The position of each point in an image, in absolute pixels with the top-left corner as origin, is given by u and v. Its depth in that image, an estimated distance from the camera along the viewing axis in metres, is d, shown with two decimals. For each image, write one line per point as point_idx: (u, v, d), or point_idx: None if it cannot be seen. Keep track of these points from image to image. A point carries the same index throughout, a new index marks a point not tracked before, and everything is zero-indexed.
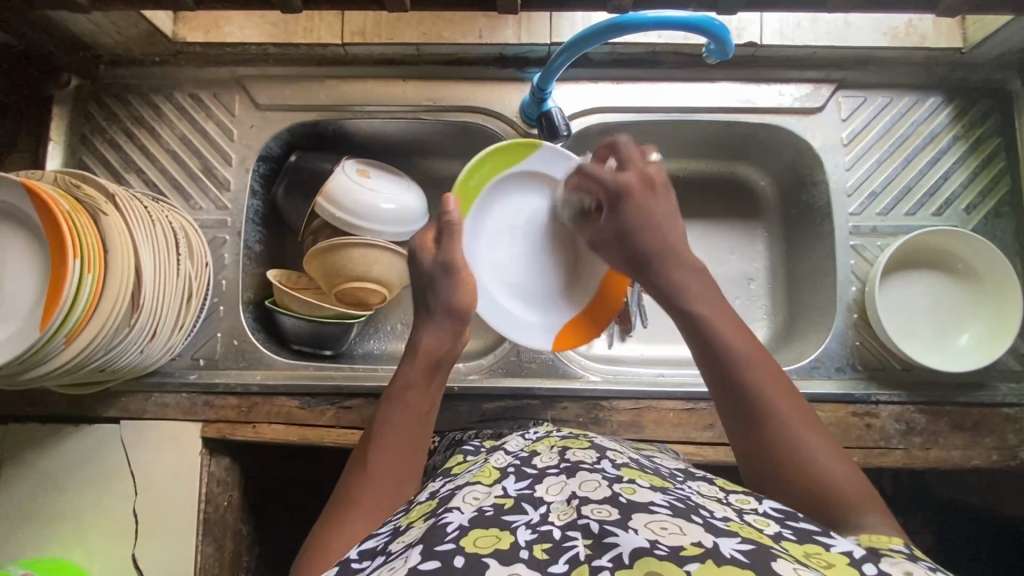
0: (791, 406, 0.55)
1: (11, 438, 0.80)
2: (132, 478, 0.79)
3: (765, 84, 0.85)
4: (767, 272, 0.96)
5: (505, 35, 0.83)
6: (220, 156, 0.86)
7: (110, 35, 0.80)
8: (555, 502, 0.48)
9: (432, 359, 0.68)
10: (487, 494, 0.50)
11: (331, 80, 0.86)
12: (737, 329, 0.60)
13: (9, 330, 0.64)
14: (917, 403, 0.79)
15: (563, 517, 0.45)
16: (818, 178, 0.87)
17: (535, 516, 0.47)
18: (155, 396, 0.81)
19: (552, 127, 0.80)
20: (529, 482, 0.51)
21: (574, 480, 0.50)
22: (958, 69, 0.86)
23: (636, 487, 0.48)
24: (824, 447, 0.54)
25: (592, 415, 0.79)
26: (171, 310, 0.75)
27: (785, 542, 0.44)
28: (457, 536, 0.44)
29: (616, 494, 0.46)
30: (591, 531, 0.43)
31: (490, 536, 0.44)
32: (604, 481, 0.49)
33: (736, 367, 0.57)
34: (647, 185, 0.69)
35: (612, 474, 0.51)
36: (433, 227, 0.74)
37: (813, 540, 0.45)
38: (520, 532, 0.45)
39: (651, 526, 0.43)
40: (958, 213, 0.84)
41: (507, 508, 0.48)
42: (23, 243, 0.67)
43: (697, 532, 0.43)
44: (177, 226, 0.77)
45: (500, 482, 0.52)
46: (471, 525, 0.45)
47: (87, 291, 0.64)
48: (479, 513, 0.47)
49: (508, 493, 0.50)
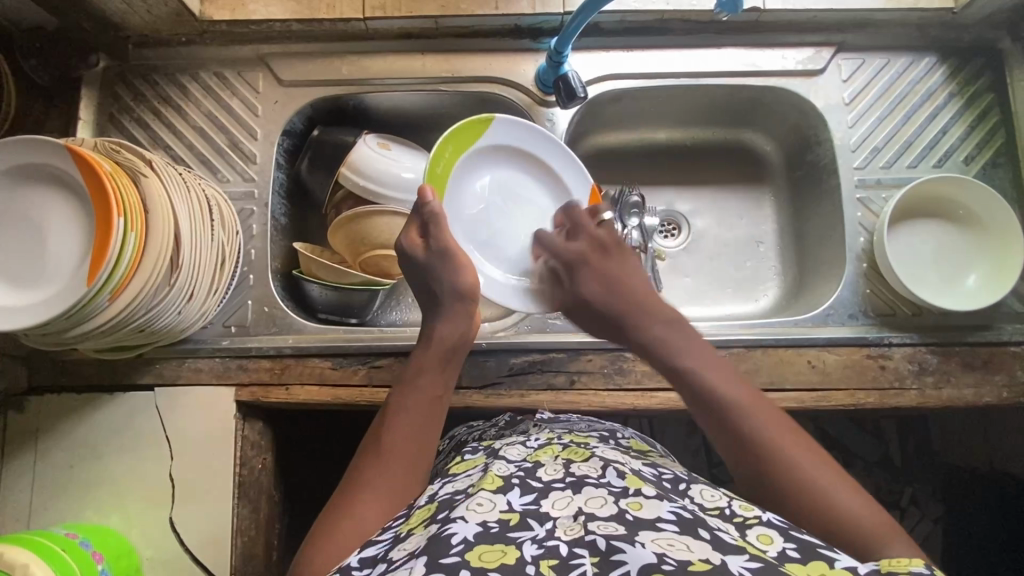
0: (797, 449, 0.58)
1: (46, 409, 0.82)
2: (168, 443, 0.81)
3: (769, 49, 0.89)
4: (776, 233, 0.99)
5: (520, 6, 0.86)
6: (246, 131, 0.89)
7: (140, 15, 0.83)
8: (562, 517, 0.51)
9: (446, 349, 0.71)
10: (493, 505, 0.53)
11: (352, 56, 0.90)
12: (727, 378, 0.64)
13: (53, 287, 0.66)
14: (928, 344, 0.82)
15: (569, 534, 0.49)
16: (822, 138, 0.91)
17: (540, 532, 0.50)
18: (188, 362, 0.83)
19: (569, 89, 0.82)
20: (534, 497, 0.54)
21: (580, 496, 0.53)
22: (950, 30, 0.90)
23: (642, 500, 0.52)
24: (845, 486, 0.56)
25: (616, 365, 0.82)
26: (207, 273, 0.77)
27: (788, 564, 0.47)
28: (462, 549, 0.47)
29: (623, 512, 0.51)
30: (599, 548, 0.46)
31: (496, 551, 0.47)
32: (609, 497, 0.53)
33: (732, 417, 0.61)
34: (600, 249, 0.77)
35: (618, 488, 0.55)
36: (415, 223, 0.75)
37: (816, 553, 0.49)
38: (526, 546, 0.48)
39: (659, 541, 0.47)
40: (957, 165, 0.88)
41: (512, 524, 0.51)
42: (66, 206, 0.69)
43: (705, 548, 0.46)
44: (209, 194, 0.80)
45: (504, 493, 0.55)
46: (477, 540, 0.48)
47: (131, 249, 0.65)
48: (485, 529, 0.50)
49: (514, 508, 0.53)
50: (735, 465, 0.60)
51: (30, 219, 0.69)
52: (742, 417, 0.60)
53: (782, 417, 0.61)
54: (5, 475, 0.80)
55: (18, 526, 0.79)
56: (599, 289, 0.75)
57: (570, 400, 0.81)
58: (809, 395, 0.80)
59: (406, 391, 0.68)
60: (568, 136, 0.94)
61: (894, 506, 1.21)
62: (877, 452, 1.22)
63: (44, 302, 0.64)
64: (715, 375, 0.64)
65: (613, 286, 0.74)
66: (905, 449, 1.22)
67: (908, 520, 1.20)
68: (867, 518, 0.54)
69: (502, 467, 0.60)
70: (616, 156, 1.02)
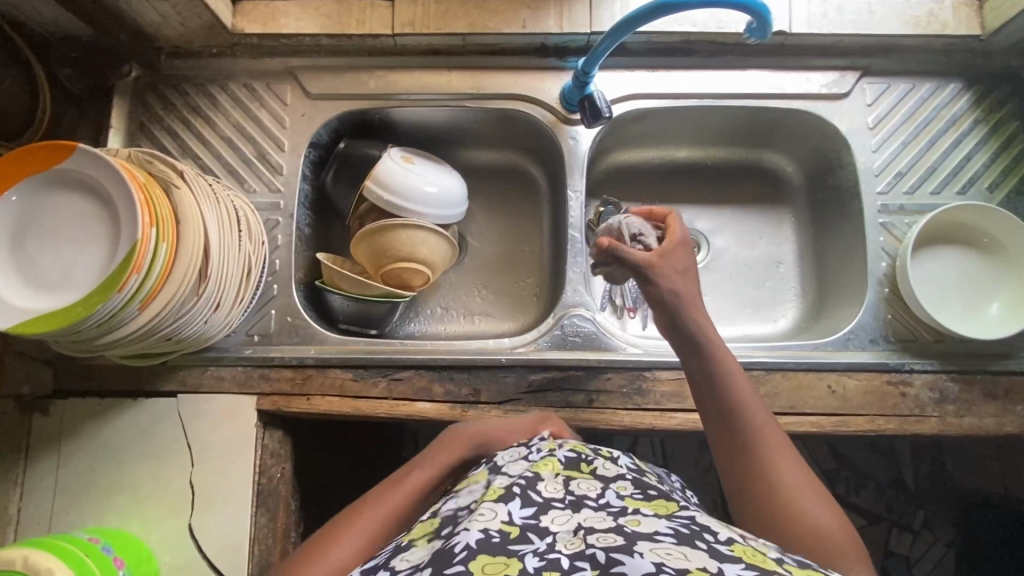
0: (794, 476, 0.61)
1: (69, 413, 0.83)
2: (188, 451, 0.82)
3: (793, 72, 0.89)
4: (796, 254, 0.99)
5: (548, 24, 0.87)
6: (273, 142, 0.90)
7: (174, 26, 0.84)
8: (562, 531, 0.51)
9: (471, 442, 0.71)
10: (493, 518, 0.52)
11: (380, 71, 0.91)
12: (753, 397, 0.67)
13: (72, 293, 0.66)
14: (950, 372, 0.82)
15: (570, 547, 0.48)
16: (845, 161, 0.91)
17: (541, 546, 0.49)
18: (211, 370, 0.84)
19: (594, 109, 0.82)
20: (534, 510, 0.53)
21: (580, 513, 0.53)
22: (975, 57, 0.90)
23: (642, 517, 0.53)
24: (808, 488, 0.60)
25: (635, 385, 0.82)
26: (233, 284, 0.78)
27: (788, 567, 0.48)
28: (466, 559, 0.47)
29: (621, 525, 0.51)
30: (599, 561, 0.46)
31: (499, 563, 0.47)
32: (608, 515, 0.53)
33: (748, 433, 0.64)
34: (681, 243, 0.75)
35: (617, 508, 0.55)
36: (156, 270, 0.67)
37: (811, 567, 0.50)
38: (528, 559, 0.47)
39: (658, 551, 0.46)
40: (981, 192, 0.88)
41: (512, 537, 0.50)
42: (83, 212, 0.69)
43: (701, 556, 0.46)
44: (239, 207, 0.81)
45: (505, 504, 0.53)
46: (479, 549, 0.48)
47: (161, 261, 0.67)
48: (486, 538, 0.49)
49: (515, 520, 0.51)
50: (732, 474, 0.63)
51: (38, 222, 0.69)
52: (751, 428, 0.64)
53: (789, 448, 0.64)
54: (28, 478, 0.81)
55: (39, 529, 0.80)
56: (681, 281, 0.71)
57: (589, 419, 0.81)
58: (829, 420, 0.80)
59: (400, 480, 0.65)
60: (592, 153, 0.95)
61: (905, 529, 1.20)
62: (890, 474, 1.21)
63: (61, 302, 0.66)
64: (730, 365, 0.68)
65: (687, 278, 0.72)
66: (919, 473, 1.21)
67: (919, 542, 1.19)
68: (825, 523, 0.58)
69: (503, 480, 0.58)
70: (638, 174, 1.02)
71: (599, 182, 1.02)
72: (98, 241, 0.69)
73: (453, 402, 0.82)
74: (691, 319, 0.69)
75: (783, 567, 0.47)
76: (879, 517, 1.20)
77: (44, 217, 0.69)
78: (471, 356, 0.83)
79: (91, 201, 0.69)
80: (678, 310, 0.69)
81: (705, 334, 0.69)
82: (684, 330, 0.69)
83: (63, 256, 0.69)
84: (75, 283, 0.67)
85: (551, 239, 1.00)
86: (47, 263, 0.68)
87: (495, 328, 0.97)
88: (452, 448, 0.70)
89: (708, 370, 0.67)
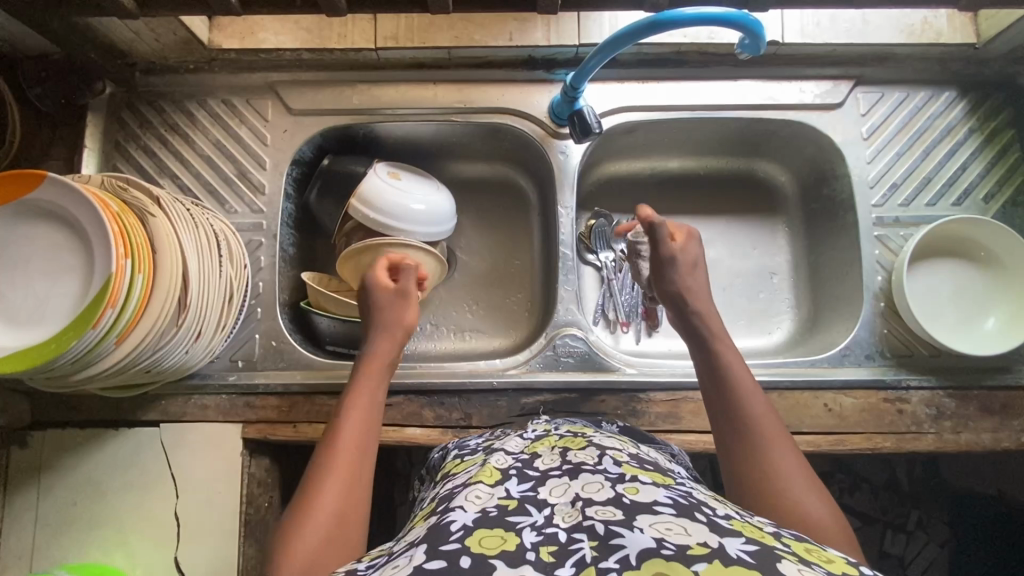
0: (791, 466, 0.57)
1: (48, 445, 0.80)
2: (172, 481, 0.79)
3: (786, 82, 0.88)
4: (790, 264, 0.98)
5: (535, 37, 0.85)
6: (254, 160, 0.87)
7: (147, 43, 0.81)
8: (560, 504, 0.49)
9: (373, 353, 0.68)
10: (490, 494, 0.52)
11: (363, 84, 0.88)
12: (753, 388, 0.63)
13: (41, 328, 0.64)
14: (946, 388, 0.81)
15: (568, 520, 0.47)
16: (839, 172, 0.89)
17: (539, 518, 0.48)
18: (195, 398, 0.82)
19: (583, 124, 0.80)
20: (532, 485, 0.53)
21: (577, 482, 0.51)
22: (971, 65, 0.88)
23: (639, 486, 0.50)
24: (806, 478, 0.56)
25: (630, 406, 0.81)
26: (214, 310, 0.76)
27: (786, 540, 0.45)
28: (462, 536, 0.45)
29: (619, 496, 0.48)
30: (597, 533, 0.44)
31: (496, 537, 0.45)
32: (606, 482, 0.50)
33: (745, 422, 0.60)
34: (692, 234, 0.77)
35: (615, 474, 0.52)
36: (134, 302, 0.64)
37: (809, 541, 0.47)
38: (526, 534, 0.46)
39: (657, 526, 0.44)
40: (977, 203, 0.87)
41: (511, 509, 0.49)
42: (54, 241, 0.66)
43: (702, 531, 0.43)
44: (217, 228, 0.78)
45: (501, 483, 0.53)
46: (476, 526, 0.47)
47: (137, 290, 0.64)
48: (483, 514, 0.48)
49: (512, 495, 0.51)
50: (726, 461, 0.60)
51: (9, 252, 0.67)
52: (749, 417, 0.61)
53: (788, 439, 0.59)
54: (7, 514, 0.79)
55: (19, 565, 0.78)
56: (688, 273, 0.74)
57: None
58: (825, 438, 0.79)
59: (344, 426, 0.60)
60: (582, 166, 0.93)
61: (900, 529, 1.16)
62: (884, 475, 1.18)
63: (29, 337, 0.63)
64: (731, 357, 0.65)
65: (693, 273, 0.74)
66: (913, 474, 1.18)
67: (914, 543, 1.16)
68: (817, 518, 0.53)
69: (499, 459, 0.58)
70: (628, 185, 1.00)
71: (590, 194, 1.00)
72: (69, 271, 0.66)
73: (443, 427, 0.80)
74: (699, 312, 0.71)
75: (782, 542, 0.44)
76: (873, 519, 1.16)
77: (14, 248, 0.67)
78: (461, 380, 0.81)
79: (62, 230, 0.66)
80: (686, 302, 0.72)
81: (710, 326, 0.69)
82: (694, 327, 0.70)
83: (34, 288, 0.66)
84: (44, 317, 0.64)
85: (543, 252, 0.98)
86: (19, 294, 0.66)
87: (486, 345, 0.95)
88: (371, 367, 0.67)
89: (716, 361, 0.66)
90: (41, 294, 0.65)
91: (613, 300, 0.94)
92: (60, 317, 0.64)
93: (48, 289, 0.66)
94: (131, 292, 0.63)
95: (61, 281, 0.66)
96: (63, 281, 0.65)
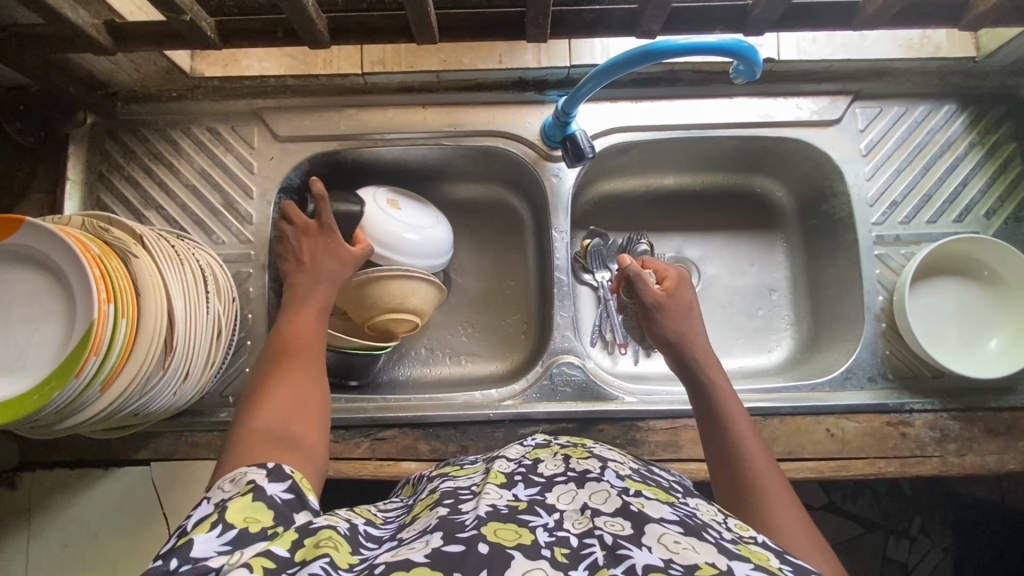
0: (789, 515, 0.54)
1: (38, 486, 0.79)
2: (165, 520, 0.78)
3: (783, 98, 0.86)
4: (789, 281, 0.96)
5: (525, 59, 0.83)
6: (241, 189, 0.86)
7: (128, 72, 0.79)
8: (569, 510, 0.47)
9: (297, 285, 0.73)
10: (499, 495, 0.49)
11: (351, 109, 0.86)
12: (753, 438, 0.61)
13: (23, 376, 0.62)
14: (949, 410, 0.80)
15: (578, 526, 0.45)
16: (838, 189, 0.88)
17: (549, 520, 0.46)
18: (186, 435, 0.80)
19: (577, 149, 0.78)
20: (539, 489, 0.50)
21: (585, 490, 0.49)
22: (970, 78, 0.87)
23: (645, 500, 0.48)
24: (808, 535, 0.52)
25: (629, 436, 0.79)
26: (203, 350, 0.74)
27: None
28: (478, 523, 0.43)
29: (627, 505, 0.46)
30: (606, 544, 0.42)
31: (510, 530, 0.43)
32: (613, 491, 0.49)
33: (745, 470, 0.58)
34: (682, 281, 0.77)
35: (619, 486, 0.50)
36: (118, 349, 0.62)
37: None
38: (539, 532, 0.44)
39: (665, 541, 0.42)
40: (978, 220, 0.85)
41: (521, 509, 0.46)
42: (36, 286, 0.64)
43: (711, 550, 0.41)
44: (203, 262, 0.76)
45: (509, 486, 0.51)
46: (489, 517, 0.44)
47: (121, 334, 0.62)
48: (494, 509, 0.46)
49: (521, 497, 0.48)
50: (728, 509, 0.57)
51: None
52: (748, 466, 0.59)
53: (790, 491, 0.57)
54: None
55: None
56: (679, 316, 0.74)
57: None
58: (829, 464, 0.77)
59: (293, 320, 0.67)
60: (576, 187, 0.91)
61: (903, 535, 1.13)
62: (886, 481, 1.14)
63: (11, 386, 0.61)
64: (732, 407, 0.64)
65: (689, 315, 0.74)
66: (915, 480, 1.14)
67: (917, 549, 1.12)
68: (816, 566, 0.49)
69: (503, 464, 0.56)
70: (623, 203, 0.99)
71: (585, 212, 0.98)
72: (54, 314, 0.64)
73: (440, 460, 0.79)
74: (702, 365, 0.69)
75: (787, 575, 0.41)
76: (875, 524, 1.13)
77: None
78: (457, 412, 0.79)
79: (44, 274, 0.65)
80: (692, 355, 0.70)
81: (714, 381, 0.67)
82: (692, 373, 0.69)
83: (18, 332, 0.64)
84: (26, 363, 0.62)
85: (538, 273, 0.96)
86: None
87: (481, 369, 0.94)
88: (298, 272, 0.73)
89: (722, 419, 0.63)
90: (25, 339, 0.64)
91: (610, 321, 0.93)
92: (42, 364, 0.62)
93: (32, 335, 0.64)
94: (116, 338, 0.62)
95: (45, 326, 0.64)
96: (48, 327, 0.64)
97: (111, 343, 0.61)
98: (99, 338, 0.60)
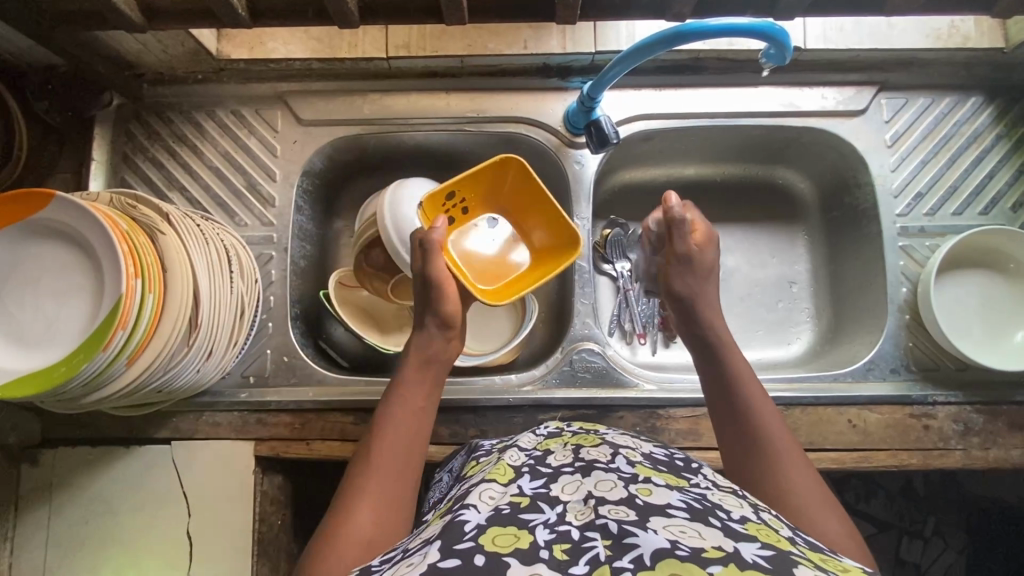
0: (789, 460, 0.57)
1: (58, 463, 0.79)
2: (184, 499, 0.79)
3: (808, 88, 0.85)
4: (810, 273, 0.95)
5: (550, 45, 0.83)
6: (264, 172, 0.86)
7: (156, 54, 0.80)
8: (572, 502, 0.46)
9: (424, 358, 0.66)
10: (503, 493, 0.49)
11: (374, 94, 0.86)
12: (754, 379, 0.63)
13: (51, 349, 0.62)
14: (974, 403, 0.79)
15: (580, 518, 0.44)
16: (862, 181, 0.87)
17: (551, 516, 0.45)
18: (206, 415, 0.81)
19: (601, 135, 0.78)
20: (544, 481, 0.50)
21: (590, 479, 0.48)
22: (999, 70, 0.86)
23: (652, 487, 0.47)
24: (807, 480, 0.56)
25: (649, 423, 0.79)
26: (226, 329, 0.75)
27: (803, 547, 0.43)
28: (475, 535, 0.42)
29: (632, 496, 0.45)
30: (611, 532, 0.42)
31: (509, 534, 0.43)
32: (619, 481, 0.48)
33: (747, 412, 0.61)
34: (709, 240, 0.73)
35: (627, 473, 0.49)
36: (145, 325, 0.62)
37: (824, 551, 0.45)
38: (539, 531, 0.43)
39: (671, 527, 0.42)
40: (1004, 213, 0.84)
41: (523, 506, 0.46)
42: (65, 262, 0.65)
43: (717, 535, 0.41)
44: (228, 243, 0.76)
45: (515, 481, 0.50)
46: (490, 523, 0.44)
47: (149, 309, 0.63)
48: (496, 512, 0.45)
49: (525, 492, 0.48)
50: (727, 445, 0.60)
51: (25, 271, 0.66)
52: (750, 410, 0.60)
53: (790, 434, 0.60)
54: (19, 532, 0.78)
55: None
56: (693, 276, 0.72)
57: None
58: (850, 455, 0.77)
59: (400, 407, 0.62)
60: (598, 175, 0.90)
61: (917, 536, 1.11)
62: (900, 480, 1.12)
63: (40, 359, 0.62)
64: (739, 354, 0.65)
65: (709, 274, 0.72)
66: (930, 480, 1.12)
67: (931, 549, 1.11)
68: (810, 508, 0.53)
69: (513, 456, 0.55)
70: (644, 193, 0.98)
71: (605, 202, 0.98)
72: (83, 290, 0.64)
73: (459, 444, 0.79)
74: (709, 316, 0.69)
75: (798, 548, 0.42)
76: (889, 525, 1.12)
77: (22, 268, 0.65)
78: (477, 397, 0.79)
79: (72, 250, 0.65)
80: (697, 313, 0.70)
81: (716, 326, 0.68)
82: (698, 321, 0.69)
83: (47, 307, 0.65)
84: (55, 338, 0.63)
85: None
86: (28, 316, 0.65)
87: None
88: (414, 371, 0.65)
89: (730, 378, 0.64)
90: (53, 314, 0.64)
91: (629, 310, 0.93)
92: (70, 337, 0.62)
93: (60, 310, 0.64)
94: (144, 313, 0.62)
95: (74, 301, 0.64)
96: (76, 302, 0.64)
97: (138, 318, 0.62)
98: (127, 312, 0.60)
